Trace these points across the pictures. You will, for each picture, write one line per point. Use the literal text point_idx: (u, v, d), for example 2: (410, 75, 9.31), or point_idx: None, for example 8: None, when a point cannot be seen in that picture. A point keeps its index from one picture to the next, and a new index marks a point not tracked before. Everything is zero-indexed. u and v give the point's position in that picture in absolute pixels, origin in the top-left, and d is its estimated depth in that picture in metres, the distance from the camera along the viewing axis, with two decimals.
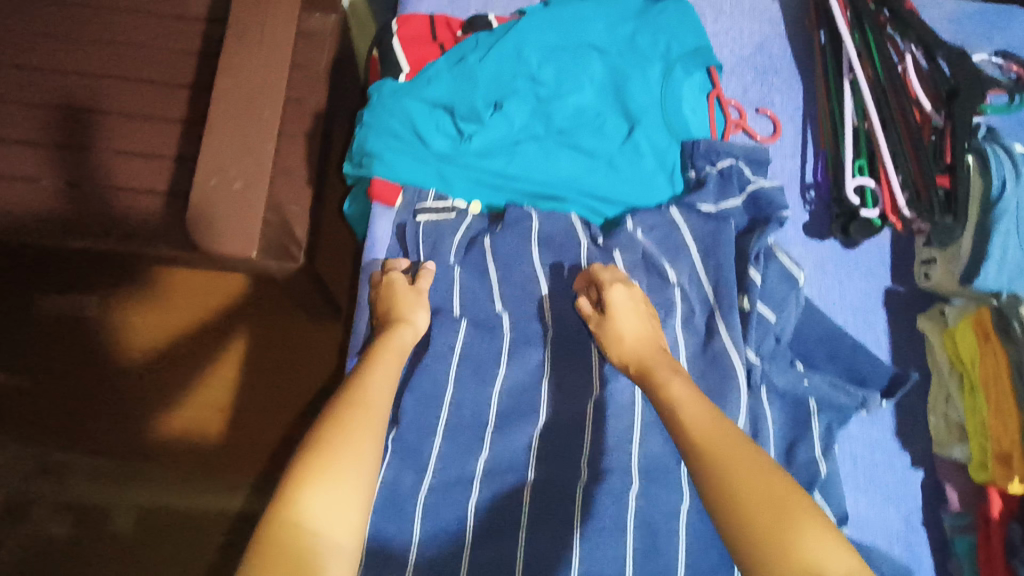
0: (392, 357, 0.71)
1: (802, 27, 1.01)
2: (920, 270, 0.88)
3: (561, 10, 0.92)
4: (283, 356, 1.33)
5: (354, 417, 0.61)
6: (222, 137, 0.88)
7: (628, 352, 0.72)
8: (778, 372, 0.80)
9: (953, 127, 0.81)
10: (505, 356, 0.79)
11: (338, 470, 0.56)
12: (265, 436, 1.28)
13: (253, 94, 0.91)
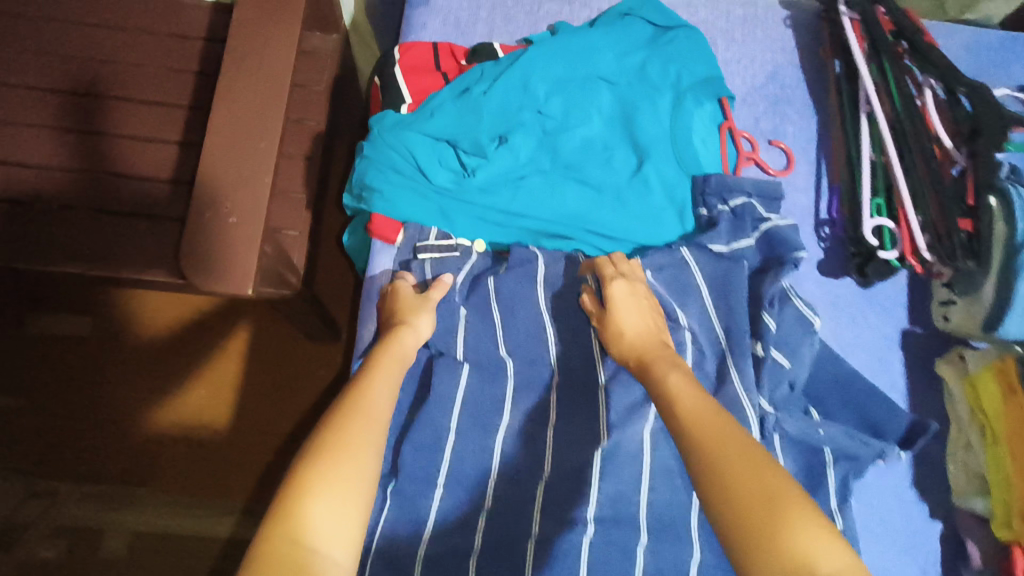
0: (394, 361, 0.68)
1: (817, 56, 0.98)
2: (939, 312, 0.84)
3: (569, 39, 0.89)
4: (279, 376, 1.29)
5: (353, 421, 0.58)
6: (227, 175, 0.85)
7: (629, 347, 0.70)
8: (792, 419, 0.76)
9: (976, 169, 0.78)
10: (508, 403, 0.76)
11: (338, 481, 0.53)
12: (262, 453, 1.24)
13: (255, 131, 0.88)
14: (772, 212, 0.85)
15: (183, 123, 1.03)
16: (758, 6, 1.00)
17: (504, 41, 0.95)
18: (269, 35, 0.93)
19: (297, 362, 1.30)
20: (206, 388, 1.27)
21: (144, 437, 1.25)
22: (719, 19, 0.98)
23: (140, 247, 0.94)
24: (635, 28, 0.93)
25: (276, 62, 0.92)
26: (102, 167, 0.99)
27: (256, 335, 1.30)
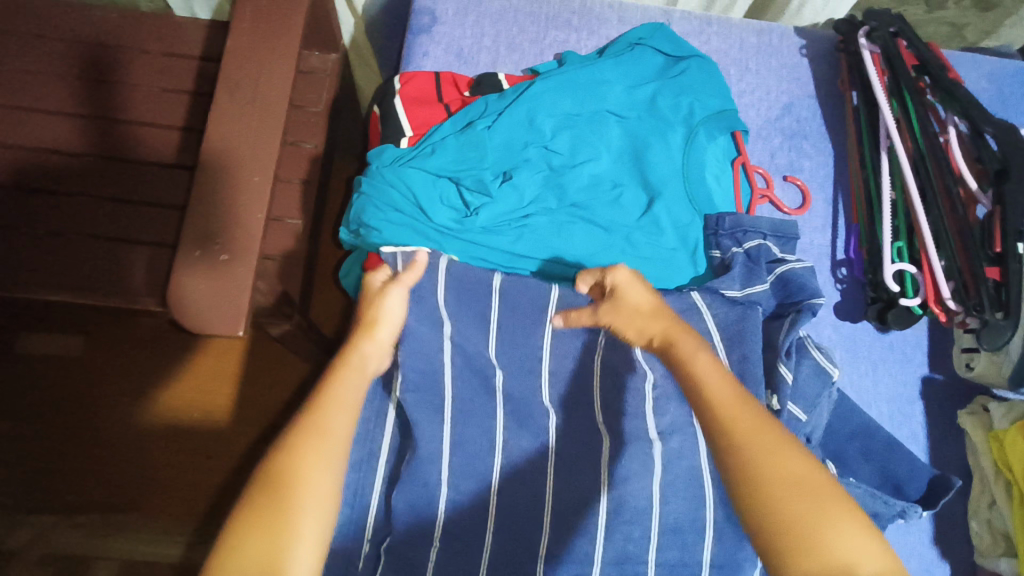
0: (354, 370, 0.62)
1: (834, 87, 0.94)
2: (961, 360, 0.81)
3: (577, 71, 0.86)
4: (273, 400, 1.25)
5: (307, 440, 0.54)
6: (223, 209, 0.82)
7: (646, 328, 0.60)
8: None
9: (1004, 211, 0.73)
10: (501, 447, 0.70)
11: (296, 509, 0.50)
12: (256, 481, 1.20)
13: (250, 163, 0.85)
14: (787, 253, 0.81)
15: (176, 145, 0.99)
16: (773, 33, 0.96)
17: (510, 72, 0.91)
18: (265, 62, 0.89)
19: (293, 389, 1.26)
20: (197, 411, 1.23)
21: (132, 464, 1.20)
22: (732, 48, 0.95)
23: (129, 276, 0.91)
24: (646, 58, 0.89)
25: (272, 91, 0.88)
26: (93, 190, 0.96)
27: (250, 357, 1.27)
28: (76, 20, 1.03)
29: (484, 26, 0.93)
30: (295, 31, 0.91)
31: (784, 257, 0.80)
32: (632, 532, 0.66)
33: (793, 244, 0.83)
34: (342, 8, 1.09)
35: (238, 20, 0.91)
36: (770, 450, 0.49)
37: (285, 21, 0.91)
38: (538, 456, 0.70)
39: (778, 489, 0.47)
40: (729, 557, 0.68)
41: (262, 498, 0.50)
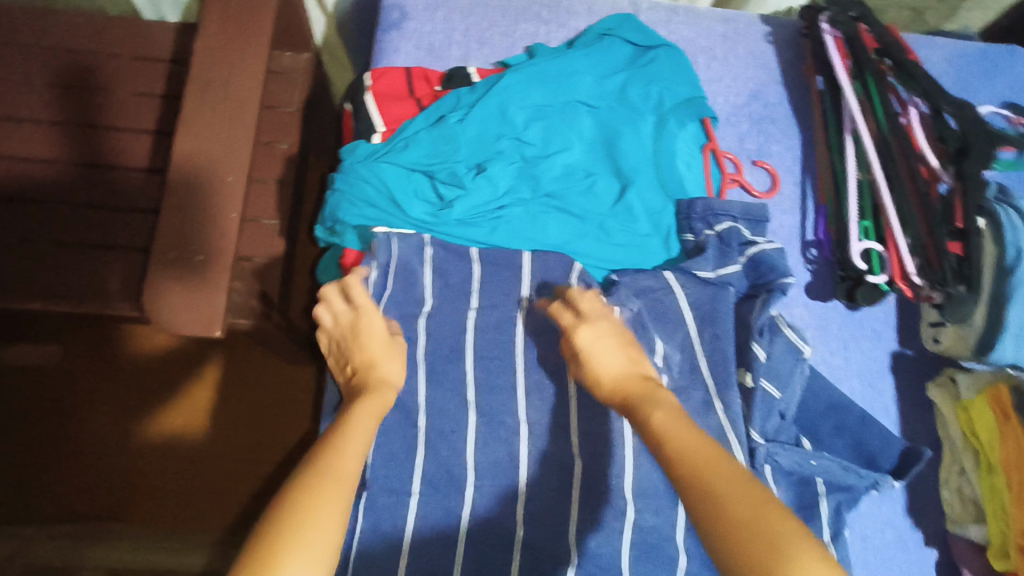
0: (371, 413, 0.62)
1: (800, 72, 0.96)
2: (928, 333, 0.82)
3: (546, 63, 0.86)
4: (254, 404, 1.24)
5: (312, 488, 0.51)
6: (197, 209, 0.82)
7: (610, 392, 0.62)
8: (784, 451, 0.73)
9: (964, 189, 0.76)
10: (471, 436, 0.71)
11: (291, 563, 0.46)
12: (241, 484, 1.20)
13: (222, 162, 0.84)
14: (758, 235, 0.83)
15: (149, 148, 0.99)
16: (738, 21, 0.98)
17: (481, 65, 0.91)
18: (237, 62, 0.89)
19: (274, 390, 1.26)
20: (179, 416, 1.22)
21: (117, 472, 1.19)
22: (698, 36, 0.97)
23: (104, 281, 0.90)
24: (614, 48, 0.91)
25: (243, 91, 0.88)
26: (66, 197, 0.95)
27: (230, 360, 1.26)
28: (42, 25, 1.02)
29: (453, 19, 0.93)
30: (265, 31, 0.91)
31: (758, 239, 0.81)
32: (612, 509, 0.67)
33: (763, 226, 0.84)
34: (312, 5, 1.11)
35: (206, 21, 0.90)
36: (745, 494, 0.48)
37: (254, 20, 0.91)
38: (512, 442, 0.71)
39: (757, 543, 0.45)
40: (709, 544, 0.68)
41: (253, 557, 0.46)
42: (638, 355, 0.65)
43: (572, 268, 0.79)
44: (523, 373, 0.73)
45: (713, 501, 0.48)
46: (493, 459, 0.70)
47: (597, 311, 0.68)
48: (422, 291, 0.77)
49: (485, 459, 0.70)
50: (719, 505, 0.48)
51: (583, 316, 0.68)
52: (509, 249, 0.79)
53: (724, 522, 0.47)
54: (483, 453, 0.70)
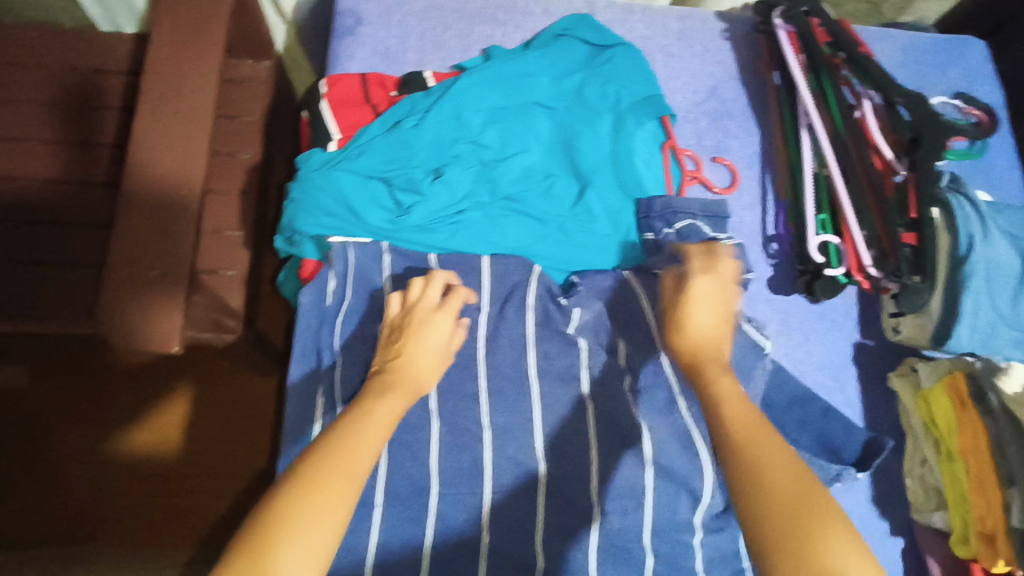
0: (397, 402, 0.58)
1: (757, 68, 0.97)
2: (889, 324, 0.83)
3: (502, 65, 0.86)
4: (225, 418, 1.23)
5: (315, 481, 0.48)
6: (151, 223, 0.81)
7: (682, 340, 0.62)
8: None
9: (917, 179, 0.77)
10: (434, 445, 0.69)
11: (279, 570, 0.44)
12: (219, 499, 1.18)
13: (176, 174, 0.83)
14: (719, 232, 0.82)
15: (105, 163, 0.97)
16: (694, 19, 0.99)
17: (437, 69, 0.91)
18: (190, 73, 0.88)
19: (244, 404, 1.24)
20: (148, 433, 1.20)
21: (91, 493, 1.17)
22: (655, 35, 0.97)
23: (61, 300, 0.88)
24: (571, 49, 0.91)
25: (196, 103, 0.87)
26: (18, 214, 0.92)
27: (197, 377, 1.24)
28: None
29: (408, 23, 0.92)
30: (219, 43, 0.91)
31: (719, 235, 0.81)
32: (576, 513, 0.67)
33: (723, 222, 0.84)
34: (272, 15, 1.13)
35: (159, 32, 0.89)
36: (789, 474, 0.49)
37: (208, 30, 0.90)
38: (475, 448, 0.69)
39: (800, 516, 0.46)
40: (675, 544, 0.67)
41: (243, 555, 0.44)
42: (727, 335, 0.63)
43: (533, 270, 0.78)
44: (485, 377, 0.72)
45: (757, 472, 0.49)
46: (456, 467, 0.69)
47: (722, 278, 0.66)
48: (381, 298, 0.75)
49: (448, 468, 0.69)
50: (761, 486, 0.49)
51: (708, 271, 0.67)
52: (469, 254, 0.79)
53: (764, 497, 0.48)
54: (445, 461, 0.69)
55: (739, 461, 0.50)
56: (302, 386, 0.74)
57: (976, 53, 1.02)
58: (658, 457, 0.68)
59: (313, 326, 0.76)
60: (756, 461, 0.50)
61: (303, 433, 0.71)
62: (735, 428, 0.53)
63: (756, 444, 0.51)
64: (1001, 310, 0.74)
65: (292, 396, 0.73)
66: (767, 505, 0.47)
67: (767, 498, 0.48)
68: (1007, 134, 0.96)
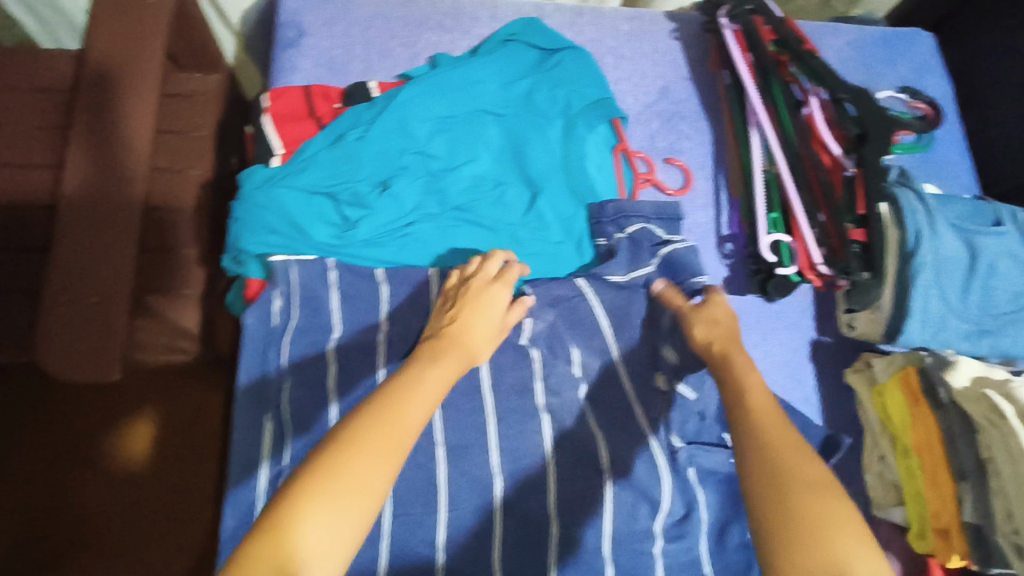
0: (455, 360, 0.57)
1: (707, 67, 0.96)
2: (843, 320, 0.83)
3: (446, 73, 0.84)
4: (162, 461, 0.99)
5: (370, 432, 0.46)
6: (83, 248, 0.78)
7: (709, 335, 0.66)
8: (704, 453, 0.72)
9: (865, 175, 0.76)
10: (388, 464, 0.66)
11: (339, 489, 0.43)
12: (183, 538, 0.95)
13: (108, 193, 0.80)
14: (673, 234, 0.83)
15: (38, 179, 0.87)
16: (644, 19, 0.98)
17: (383, 79, 0.89)
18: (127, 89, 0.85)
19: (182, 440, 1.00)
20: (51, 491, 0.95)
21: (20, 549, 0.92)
22: (605, 37, 0.96)
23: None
24: (519, 54, 0.90)
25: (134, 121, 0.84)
26: None
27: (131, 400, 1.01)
28: None
29: (352, 33, 0.90)
30: (155, 57, 0.88)
31: (672, 240, 0.82)
32: (530, 521, 0.66)
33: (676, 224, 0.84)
34: (217, 25, 1.10)
35: (92, 44, 0.85)
36: (808, 471, 0.48)
37: (145, 43, 0.87)
38: (428, 466, 0.67)
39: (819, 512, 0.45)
40: (636, 556, 0.66)
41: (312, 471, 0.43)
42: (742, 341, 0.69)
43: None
44: None
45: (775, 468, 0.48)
46: (411, 485, 0.66)
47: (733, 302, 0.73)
48: (329, 316, 0.73)
49: (402, 488, 0.66)
50: (781, 490, 0.47)
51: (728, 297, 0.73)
52: (419, 266, 0.77)
53: (785, 499, 0.46)
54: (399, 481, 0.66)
55: (762, 471, 0.49)
56: (249, 409, 0.71)
57: (922, 46, 1.02)
58: (614, 466, 0.68)
59: (260, 346, 0.74)
60: (779, 466, 0.48)
61: (252, 460, 0.69)
62: (766, 434, 0.52)
63: (780, 449, 0.50)
64: (951, 301, 0.74)
65: (240, 421, 0.71)
66: (786, 507, 0.46)
67: (788, 502, 0.46)
68: (953, 126, 0.97)
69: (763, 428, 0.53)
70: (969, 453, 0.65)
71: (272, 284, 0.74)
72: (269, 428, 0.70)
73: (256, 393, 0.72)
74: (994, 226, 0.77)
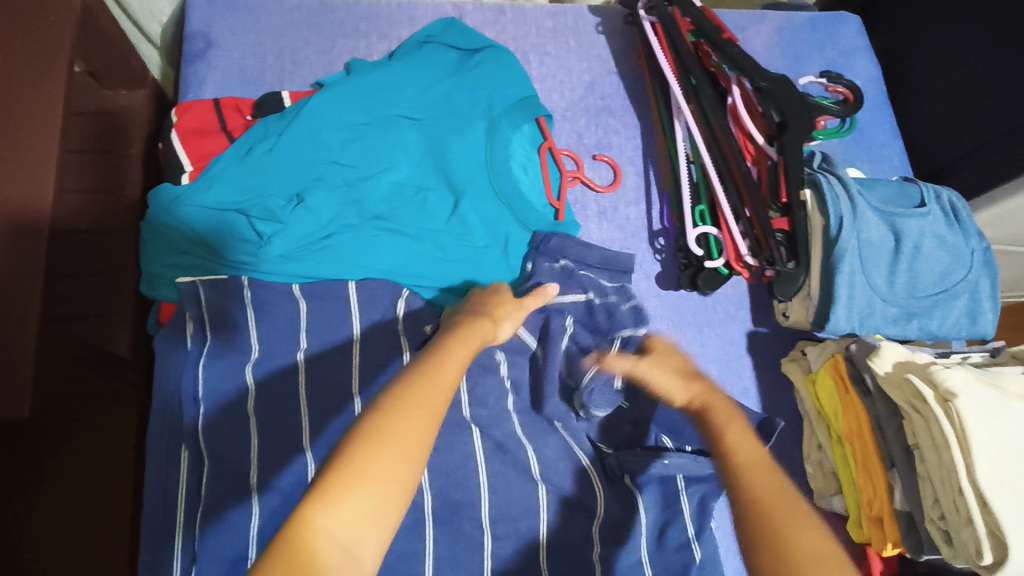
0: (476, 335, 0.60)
1: (633, 61, 0.95)
2: (779, 309, 0.81)
3: (361, 78, 0.82)
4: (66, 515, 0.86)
5: (415, 392, 0.48)
6: None
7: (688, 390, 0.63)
8: (639, 461, 0.69)
9: (785, 161, 0.76)
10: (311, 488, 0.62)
11: (395, 429, 0.45)
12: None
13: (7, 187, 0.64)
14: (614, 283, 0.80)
15: None
16: (568, 14, 0.97)
17: (298, 88, 0.87)
18: (38, 61, 0.69)
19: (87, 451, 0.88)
20: None
21: None
22: (528, 34, 0.94)
23: None
24: (437, 55, 0.87)
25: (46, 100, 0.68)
26: None
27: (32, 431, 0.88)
28: None
29: (264, 42, 0.87)
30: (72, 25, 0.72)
31: (611, 288, 0.78)
32: (462, 533, 0.63)
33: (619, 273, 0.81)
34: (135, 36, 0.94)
35: None
36: (793, 508, 0.46)
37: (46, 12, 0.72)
38: None
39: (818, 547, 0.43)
40: (573, 562, 0.64)
41: (370, 418, 0.46)
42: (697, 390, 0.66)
43: (397, 313, 0.74)
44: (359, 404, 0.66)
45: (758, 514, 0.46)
46: None
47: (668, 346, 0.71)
48: (248, 338, 0.69)
49: None
50: (771, 535, 0.45)
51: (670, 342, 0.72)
52: (340, 279, 0.75)
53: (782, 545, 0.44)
54: None
55: (754, 526, 0.46)
56: (166, 438, 0.68)
57: (849, 29, 1.02)
58: (545, 475, 0.68)
59: (171, 372, 0.70)
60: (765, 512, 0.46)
61: (171, 491, 0.66)
62: (745, 472, 0.50)
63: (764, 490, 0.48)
64: (877, 286, 0.73)
65: (155, 452, 0.68)
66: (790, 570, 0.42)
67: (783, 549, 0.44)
68: (881, 107, 0.97)
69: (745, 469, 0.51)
70: (896, 441, 0.64)
71: (183, 308, 0.70)
72: (187, 457, 0.67)
73: (173, 422, 0.69)
74: (917, 207, 0.77)
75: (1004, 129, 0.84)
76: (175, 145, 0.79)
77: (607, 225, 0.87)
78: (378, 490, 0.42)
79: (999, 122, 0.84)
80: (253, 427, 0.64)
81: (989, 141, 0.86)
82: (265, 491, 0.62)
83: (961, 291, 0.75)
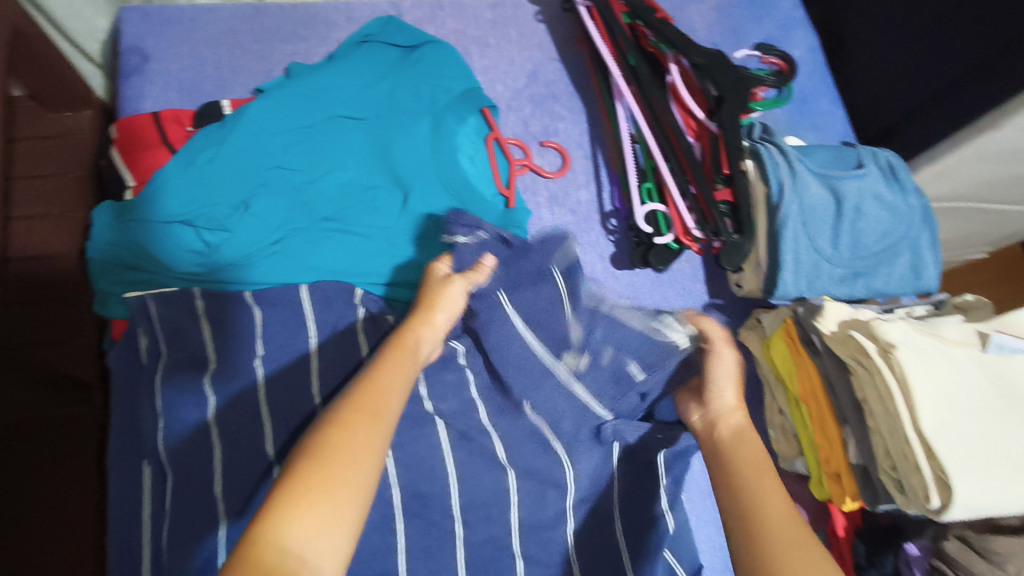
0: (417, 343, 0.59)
1: (574, 46, 0.96)
2: (732, 281, 0.82)
3: (299, 82, 0.82)
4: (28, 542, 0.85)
5: (359, 404, 0.48)
6: None
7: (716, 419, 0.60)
8: (632, 427, 0.70)
9: (725, 134, 0.77)
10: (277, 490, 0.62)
11: (340, 443, 0.44)
12: None
13: None
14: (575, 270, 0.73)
15: None
16: (507, 4, 0.97)
17: (238, 96, 0.86)
18: None
19: (49, 477, 0.87)
20: None
21: None
22: (468, 26, 0.95)
23: None
24: (376, 54, 0.87)
25: None
26: None
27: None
28: None
29: (202, 53, 0.87)
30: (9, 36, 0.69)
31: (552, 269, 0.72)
32: (431, 523, 0.63)
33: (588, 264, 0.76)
34: (76, 57, 0.92)
35: None
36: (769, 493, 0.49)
37: None
38: None
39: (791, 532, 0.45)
40: (545, 542, 0.65)
41: (315, 434, 0.45)
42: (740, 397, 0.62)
43: (355, 302, 0.74)
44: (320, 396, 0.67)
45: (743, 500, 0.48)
46: None
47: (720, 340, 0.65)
48: (204, 349, 0.68)
49: None
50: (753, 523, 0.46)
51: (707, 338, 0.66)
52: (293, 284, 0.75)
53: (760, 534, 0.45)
54: None
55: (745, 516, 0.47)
56: (129, 451, 0.68)
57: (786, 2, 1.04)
58: (515, 460, 0.67)
59: (131, 387, 0.70)
60: (737, 480, 0.50)
61: (135, 507, 0.65)
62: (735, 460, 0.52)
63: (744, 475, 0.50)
64: (821, 249, 0.75)
65: (119, 467, 0.67)
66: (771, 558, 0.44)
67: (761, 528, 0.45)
68: (820, 77, 0.99)
69: (731, 456, 0.53)
70: (846, 397, 0.66)
71: (136, 324, 0.70)
72: (149, 471, 0.66)
73: (135, 435, 0.68)
74: (855, 169, 0.78)
75: (939, 87, 0.86)
76: (120, 164, 0.79)
77: (559, 210, 0.88)
78: (330, 497, 0.41)
79: (933, 81, 0.86)
80: (215, 437, 0.64)
81: (926, 100, 0.88)
82: (230, 499, 0.61)
83: (902, 248, 0.77)
